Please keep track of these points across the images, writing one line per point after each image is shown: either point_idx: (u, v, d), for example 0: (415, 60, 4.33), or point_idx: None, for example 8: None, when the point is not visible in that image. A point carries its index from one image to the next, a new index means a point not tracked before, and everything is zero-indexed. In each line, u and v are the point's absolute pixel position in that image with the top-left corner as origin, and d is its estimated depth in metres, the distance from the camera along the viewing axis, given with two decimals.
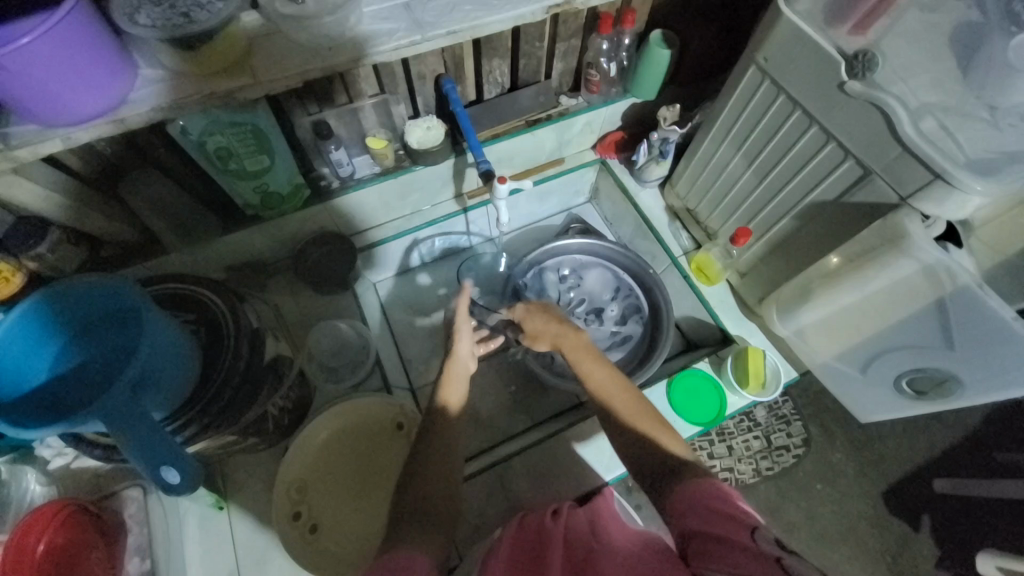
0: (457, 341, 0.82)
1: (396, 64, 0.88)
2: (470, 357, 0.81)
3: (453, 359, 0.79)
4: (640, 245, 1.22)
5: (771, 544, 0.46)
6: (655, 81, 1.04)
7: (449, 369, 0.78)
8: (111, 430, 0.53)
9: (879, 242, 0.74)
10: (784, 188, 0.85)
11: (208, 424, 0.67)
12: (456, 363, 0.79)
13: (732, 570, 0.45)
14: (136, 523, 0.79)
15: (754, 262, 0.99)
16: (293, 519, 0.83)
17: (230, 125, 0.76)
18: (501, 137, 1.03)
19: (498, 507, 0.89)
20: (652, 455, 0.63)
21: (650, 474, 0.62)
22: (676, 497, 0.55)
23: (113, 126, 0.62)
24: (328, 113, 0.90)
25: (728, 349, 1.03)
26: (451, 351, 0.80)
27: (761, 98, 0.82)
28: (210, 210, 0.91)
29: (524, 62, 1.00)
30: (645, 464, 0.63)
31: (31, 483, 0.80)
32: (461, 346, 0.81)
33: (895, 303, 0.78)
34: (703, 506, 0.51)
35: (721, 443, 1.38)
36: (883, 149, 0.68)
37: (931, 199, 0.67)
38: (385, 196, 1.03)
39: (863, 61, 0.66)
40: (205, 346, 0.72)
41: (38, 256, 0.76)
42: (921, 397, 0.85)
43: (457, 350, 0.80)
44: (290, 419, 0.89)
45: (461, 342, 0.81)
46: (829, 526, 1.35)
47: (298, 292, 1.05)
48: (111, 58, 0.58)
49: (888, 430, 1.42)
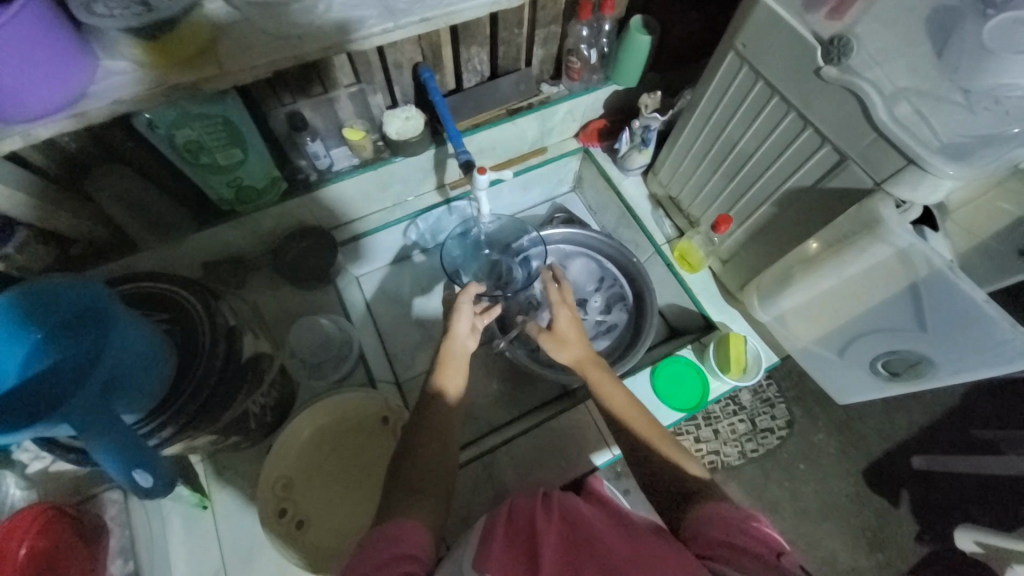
0: (455, 321, 0.80)
1: (372, 52, 0.86)
2: (469, 336, 0.80)
3: (451, 338, 0.79)
4: (624, 234, 1.22)
5: None
6: (637, 67, 1.03)
7: (447, 349, 0.78)
8: (84, 431, 0.52)
9: (856, 228, 0.74)
10: (764, 175, 0.86)
11: (185, 424, 0.67)
12: (454, 343, 0.78)
13: None
14: (118, 525, 0.78)
15: (736, 249, 1.00)
16: (278, 515, 0.83)
17: (199, 118, 0.74)
18: (483, 125, 1.02)
19: (487, 497, 0.90)
20: None
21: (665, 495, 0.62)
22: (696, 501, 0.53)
23: (74, 121, 0.59)
24: (303, 104, 0.88)
25: (711, 335, 1.04)
26: (447, 330, 0.79)
27: (741, 84, 0.82)
28: (183, 206, 0.88)
29: (504, 49, 0.98)
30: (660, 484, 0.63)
31: (10, 487, 0.78)
32: (459, 326, 0.79)
33: (871, 288, 0.78)
34: None
35: (707, 427, 1.41)
36: (859, 134, 0.69)
37: (906, 183, 0.67)
38: (365, 188, 1.01)
39: (838, 46, 0.66)
40: (179, 345, 0.70)
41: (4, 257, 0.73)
42: (896, 377, 0.87)
43: (456, 330, 0.79)
44: (274, 416, 0.88)
45: (461, 319, 0.80)
46: (812, 505, 1.38)
47: (279, 287, 1.03)
48: (70, 49, 0.55)
49: (868, 410, 1.46)
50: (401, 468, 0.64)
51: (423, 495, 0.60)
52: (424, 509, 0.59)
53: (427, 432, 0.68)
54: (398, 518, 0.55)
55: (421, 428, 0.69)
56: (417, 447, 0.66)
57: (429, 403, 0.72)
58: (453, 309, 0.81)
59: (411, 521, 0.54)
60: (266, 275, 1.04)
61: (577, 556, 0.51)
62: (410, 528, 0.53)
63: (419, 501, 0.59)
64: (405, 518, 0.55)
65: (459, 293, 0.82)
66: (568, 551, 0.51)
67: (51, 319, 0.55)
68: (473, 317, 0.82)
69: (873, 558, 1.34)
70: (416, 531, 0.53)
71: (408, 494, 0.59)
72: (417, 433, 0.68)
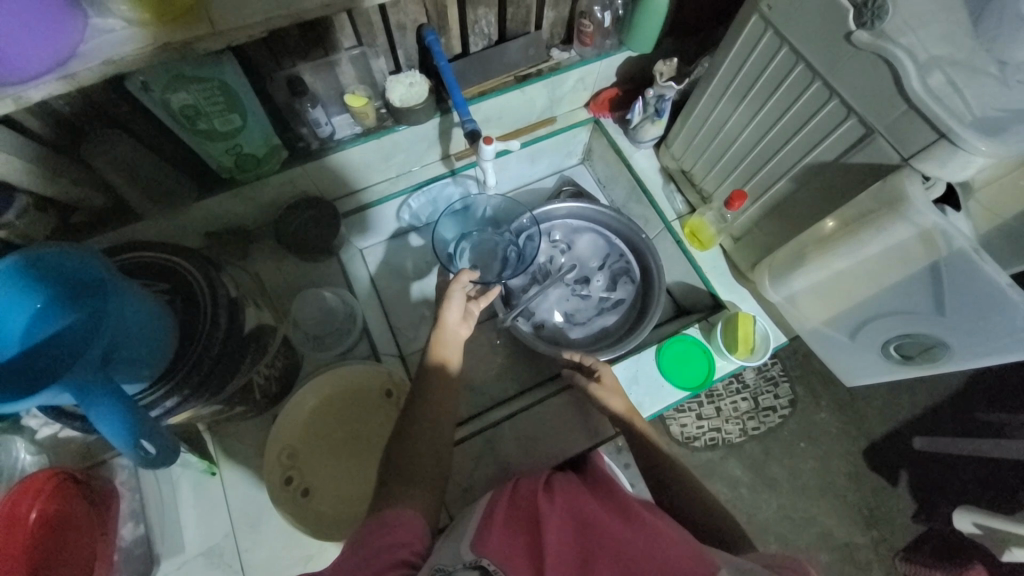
0: (446, 308, 0.79)
1: (374, 12, 0.82)
2: (460, 324, 0.79)
3: (442, 327, 0.78)
4: (633, 209, 1.19)
5: None
6: (653, 32, 0.97)
7: (437, 338, 0.77)
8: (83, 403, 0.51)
9: (877, 206, 0.71)
10: (783, 149, 0.82)
11: (190, 394, 0.67)
12: (446, 331, 0.78)
13: None
14: (128, 489, 0.82)
15: (749, 226, 0.97)
16: (284, 484, 0.85)
17: (196, 82, 0.71)
18: (487, 95, 0.97)
19: (488, 469, 0.91)
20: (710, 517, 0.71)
21: (704, 526, 0.71)
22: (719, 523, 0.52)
23: (65, 84, 0.56)
24: (303, 67, 0.85)
25: (718, 315, 1.02)
26: (439, 319, 0.78)
27: (764, 50, 0.77)
28: (182, 173, 0.86)
29: (512, 11, 0.93)
30: (699, 518, 0.72)
31: (20, 452, 0.78)
32: (449, 315, 0.79)
33: (888, 269, 0.76)
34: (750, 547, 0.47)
35: (709, 405, 1.42)
36: (889, 106, 0.65)
37: (934, 159, 0.64)
38: (367, 158, 0.98)
39: (872, 9, 0.61)
40: (181, 315, 0.70)
41: (5, 224, 0.73)
42: (907, 361, 0.85)
43: (446, 319, 0.79)
44: (278, 387, 0.89)
45: (451, 307, 0.79)
46: (811, 483, 1.40)
47: (281, 259, 1.02)
48: (56, 5, 0.52)
49: (873, 391, 1.45)
50: (403, 444, 0.64)
51: (417, 483, 0.59)
52: (424, 486, 0.59)
53: (427, 410, 0.68)
54: (396, 506, 0.55)
55: (420, 405, 0.68)
56: (416, 427, 0.66)
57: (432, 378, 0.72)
58: (443, 297, 0.81)
59: (407, 511, 0.54)
60: (268, 246, 1.03)
61: (576, 543, 0.50)
62: (405, 517, 0.54)
63: (416, 487, 0.59)
64: (399, 509, 0.55)
65: (449, 281, 0.82)
66: (567, 536, 0.51)
67: (55, 287, 0.54)
68: (465, 303, 0.82)
69: (868, 535, 1.36)
70: (408, 518, 0.54)
71: (403, 479, 0.59)
72: (420, 407, 0.68)
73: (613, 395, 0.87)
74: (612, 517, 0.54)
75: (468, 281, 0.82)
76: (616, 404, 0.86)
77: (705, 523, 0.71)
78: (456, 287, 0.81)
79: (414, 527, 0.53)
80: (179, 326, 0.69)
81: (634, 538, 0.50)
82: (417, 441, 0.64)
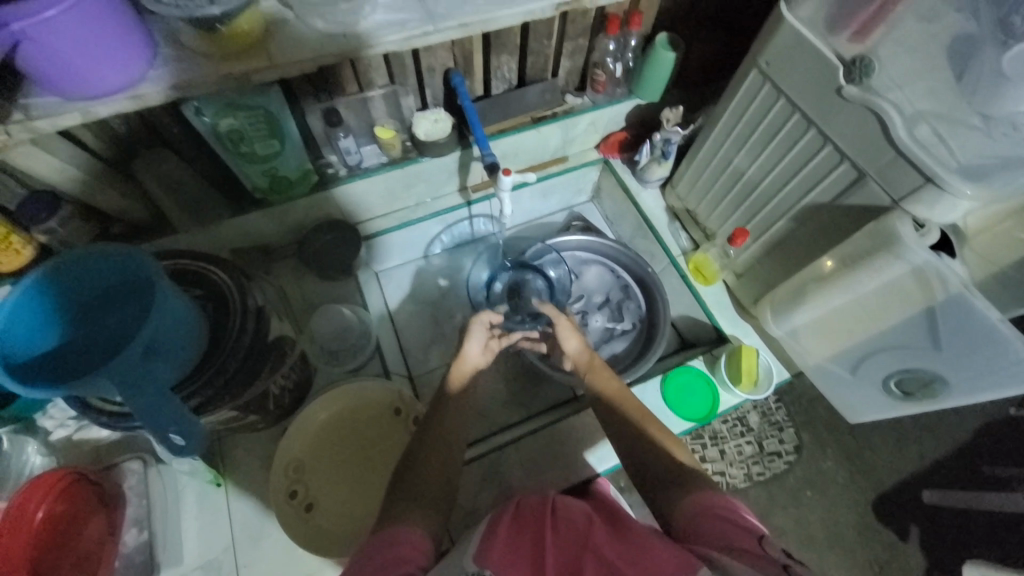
0: (466, 343, 0.82)
1: (407, 56, 0.90)
2: (479, 356, 0.82)
3: (461, 359, 0.80)
4: (640, 245, 1.24)
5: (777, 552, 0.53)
6: (661, 83, 1.06)
7: (459, 371, 0.80)
8: (123, 394, 0.54)
9: (870, 246, 0.75)
10: (782, 190, 0.87)
11: (211, 397, 0.69)
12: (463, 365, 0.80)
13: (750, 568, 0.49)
14: (136, 495, 0.81)
15: (751, 263, 1.01)
16: (288, 498, 0.85)
17: (243, 109, 0.78)
18: (507, 132, 1.05)
19: (490, 494, 0.91)
20: (659, 460, 0.68)
21: (655, 476, 0.67)
22: (681, 509, 0.60)
23: (130, 102, 0.63)
24: (339, 101, 0.92)
25: (722, 348, 1.04)
26: (459, 353, 0.81)
27: (761, 100, 0.85)
28: (220, 192, 0.92)
29: (532, 60, 1.02)
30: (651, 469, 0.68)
31: (31, 455, 0.81)
32: (470, 350, 0.82)
33: (888, 306, 0.79)
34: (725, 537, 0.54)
35: (714, 447, 1.41)
36: (877, 153, 0.70)
37: (922, 202, 0.69)
38: (389, 186, 1.04)
39: (860, 66, 0.69)
40: (211, 321, 0.74)
41: (48, 230, 0.77)
42: (909, 397, 0.87)
43: (466, 353, 0.81)
44: (290, 399, 0.90)
45: (471, 342, 0.82)
46: (818, 533, 1.36)
47: (301, 277, 1.06)
48: (133, 37, 0.59)
49: (879, 439, 1.44)
50: (417, 470, 0.65)
51: (422, 502, 0.61)
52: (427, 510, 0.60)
53: (440, 436, 0.70)
54: (396, 523, 0.57)
55: (433, 428, 0.71)
56: (426, 454, 0.67)
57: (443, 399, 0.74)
58: (462, 334, 0.84)
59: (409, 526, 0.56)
60: (290, 264, 1.06)
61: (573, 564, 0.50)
62: (407, 531, 0.55)
63: (415, 506, 0.60)
64: (404, 522, 0.57)
65: (470, 320, 0.85)
66: (563, 558, 0.51)
67: (91, 285, 0.61)
68: (487, 338, 0.84)
69: None
70: (412, 533, 0.55)
71: (407, 500, 0.61)
72: (435, 430, 0.70)
73: (570, 334, 0.87)
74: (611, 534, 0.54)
75: (489, 319, 0.85)
76: (571, 344, 0.87)
77: (659, 470, 0.67)
78: (476, 326, 0.84)
79: (418, 540, 0.55)
80: (208, 332, 0.72)
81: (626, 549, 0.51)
82: (430, 470, 0.66)
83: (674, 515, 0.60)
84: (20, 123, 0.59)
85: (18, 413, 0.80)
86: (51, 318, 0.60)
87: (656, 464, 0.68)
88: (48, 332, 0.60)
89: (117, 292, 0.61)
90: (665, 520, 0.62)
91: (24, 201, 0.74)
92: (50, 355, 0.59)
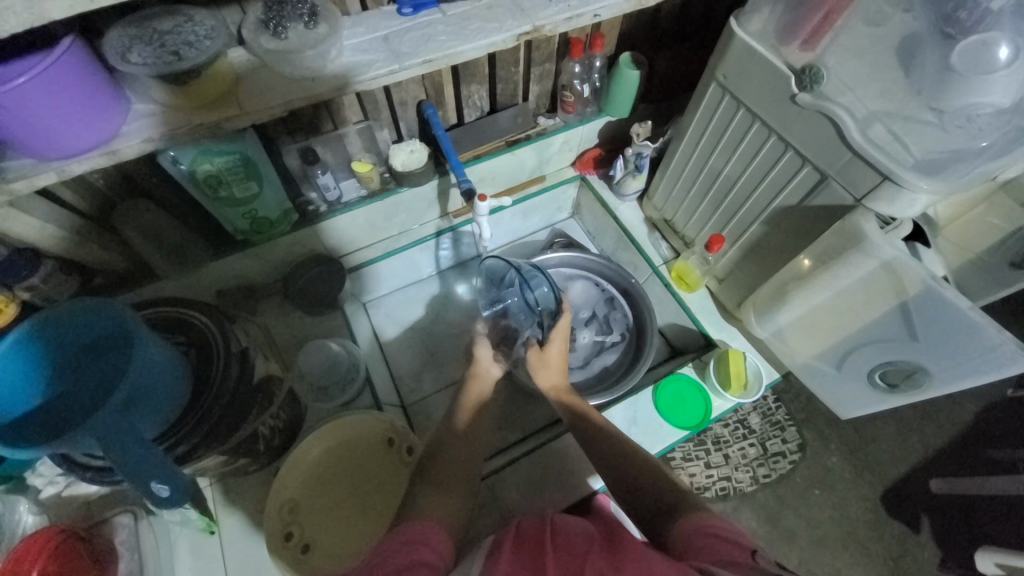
0: (480, 348, 0.93)
1: (379, 92, 0.93)
2: (492, 363, 0.91)
3: (478, 366, 0.90)
4: (622, 257, 1.26)
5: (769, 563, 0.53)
6: (628, 99, 1.09)
7: (474, 373, 0.89)
8: (104, 450, 0.54)
9: (842, 243, 0.77)
10: (752, 195, 0.89)
11: (198, 443, 0.69)
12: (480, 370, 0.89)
13: None
14: (127, 549, 0.79)
15: (730, 267, 1.03)
16: (284, 540, 0.84)
17: (220, 155, 0.79)
18: (482, 157, 1.08)
19: (490, 518, 0.90)
20: (659, 496, 0.67)
21: (652, 513, 0.65)
22: (676, 535, 0.59)
23: (106, 158, 0.64)
24: (315, 139, 0.94)
25: (711, 353, 1.04)
26: (475, 359, 0.91)
27: (723, 111, 0.87)
28: (202, 237, 0.93)
29: (502, 87, 1.05)
30: (647, 506, 0.67)
31: (23, 513, 0.79)
32: (483, 355, 0.92)
33: (865, 300, 0.81)
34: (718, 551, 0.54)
35: (718, 452, 1.40)
36: (836, 155, 0.73)
37: (883, 200, 0.71)
38: (371, 218, 1.06)
39: (810, 75, 0.71)
40: (195, 366, 0.74)
41: (29, 287, 0.77)
42: (893, 389, 0.87)
43: (480, 358, 0.92)
44: (281, 439, 0.89)
45: (484, 349, 0.93)
46: (830, 532, 1.35)
47: (288, 314, 1.06)
48: (105, 95, 0.61)
49: (880, 431, 1.44)
50: (417, 496, 0.64)
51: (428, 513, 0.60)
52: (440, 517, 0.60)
53: (440, 472, 0.69)
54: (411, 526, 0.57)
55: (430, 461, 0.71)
56: (432, 483, 0.66)
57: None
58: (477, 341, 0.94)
59: (426, 527, 0.56)
60: (277, 302, 1.07)
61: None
62: (423, 531, 0.56)
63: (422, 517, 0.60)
64: (419, 526, 0.57)
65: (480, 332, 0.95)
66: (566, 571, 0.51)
67: (71, 339, 0.61)
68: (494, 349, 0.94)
69: None
70: (433, 534, 0.56)
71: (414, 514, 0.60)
72: (433, 470, 0.69)
73: (546, 369, 0.92)
74: (612, 552, 0.53)
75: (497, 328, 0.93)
76: (546, 378, 0.92)
77: (650, 500, 0.67)
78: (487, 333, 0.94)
79: (439, 546, 0.55)
80: (193, 377, 0.72)
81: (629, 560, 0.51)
82: (431, 496, 0.64)
83: (669, 541, 0.60)
84: None
85: (5, 474, 0.79)
86: (34, 376, 0.60)
87: (654, 496, 0.67)
88: (30, 384, 0.60)
89: (101, 343, 0.62)
90: (660, 546, 0.61)
91: None
92: (34, 415, 0.59)
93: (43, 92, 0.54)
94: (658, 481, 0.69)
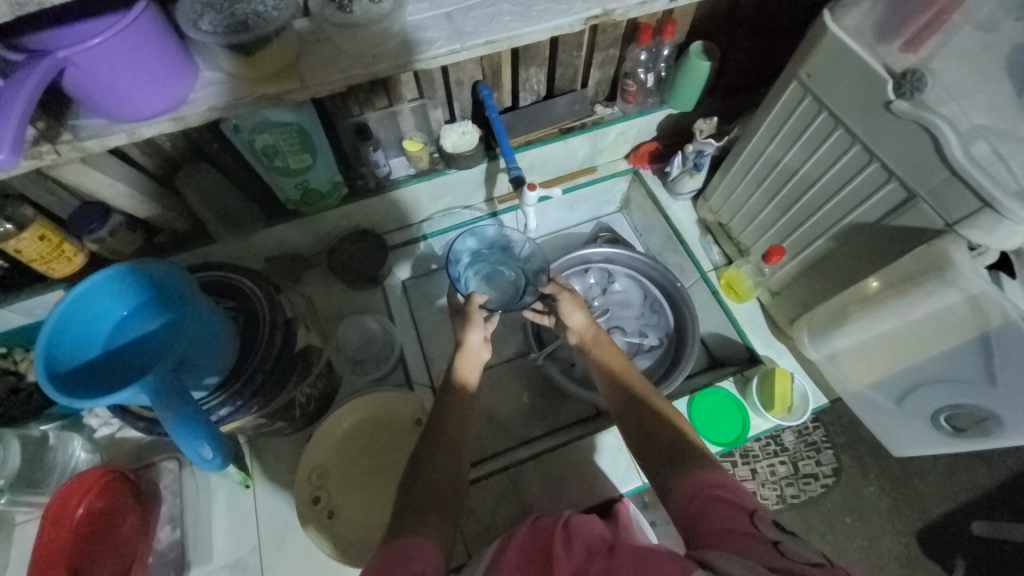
0: (468, 331, 0.84)
1: (436, 71, 0.91)
2: (481, 346, 0.84)
3: (465, 349, 0.83)
4: (669, 257, 1.21)
5: (772, 529, 0.48)
6: (695, 92, 1.03)
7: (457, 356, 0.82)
8: (157, 403, 0.57)
9: (921, 269, 0.71)
10: (823, 207, 0.82)
11: (240, 406, 0.72)
12: (468, 353, 0.82)
13: (736, 552, 0.47)
14: (170, 493, 0.86)
15: (787, 281, 0.96)
16: (311, 502, 0.88)
17: (278, 125, 0.80)
18: (534, 143, 1.04)
19: (509, 509, 0.90)
20: (673, 446, 0.66)
21: (661, 461, 0.65)
22: (682, 484, 0.59)
23: (173, 123, 0.66)
24: (369, 115, 0.93)
25: (755, 369, 0.99)
26: (462, 342, 0.83)
27: (802, 115, 0.80)
28: (256, 204, 0.96)
29: (562, 71, 1.00)
30: (655, 448, 0.67)
31: (76, 449, 0.89)
32: (472, 337, 0.83)
33: (939, 331, 0.74)
34: (721, 528, 0.51)
35: (745, 466, 1.29)
36: (930, 172, 0.65)
37: (979, 227, 0.63)
38: (417, 198, 1.06)
39: (911, 80, 0.64)
40: (243, 333, 0.77)
41: (98, 240, 0.81)
42: (959, 433, 0.81)
43: (468, 341, 0.83)
44: (316, 407, 0.92)
45: (473, 331, 0.84)
46: (856, 563, 1.28)
47: (330, 285, 1.08)
48: (175, 61, 0.62)
49: (926, 466, 1.35)
50: (435, 479, 0.65)
51: (438, 516, 0.60)
52: (440, 524, 0.60)
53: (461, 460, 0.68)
54: (411, 537, 0.55)
55: (433, 441, 0.70)
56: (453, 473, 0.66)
57: (461, 395, 0.77)
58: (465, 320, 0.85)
59: (420, 540, 0.55)
60: (320, 272, 1.09)
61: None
62: (420, 545, 0.54)
63: (426, 520, 0.59)
64: (416, 536, 0.55)
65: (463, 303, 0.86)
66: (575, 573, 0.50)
67: (142, 292, 0.65)
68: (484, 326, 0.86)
69: None
70: (428, 548, 0.54)
71: (414, 511, 0.60)
72: (446, 453, 0.68)
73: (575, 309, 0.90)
74: (618, 548, 0.52)
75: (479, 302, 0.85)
76: (576, 317, 0.89)
77: (662, 448, 0.66)
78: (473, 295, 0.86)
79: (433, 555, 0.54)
80: (240, 342, 0.75)
81: (632, 551, 0.49)
82: (449, 482, 0.65)
83: (674, 492, 0.59)
84: (69, 143, 0.63)
85: (63, 412, 0.87)
86: (101, 326, 0.65)
87: (667, 439, 0.67)
88: (92, 335, 0.64)
89: (166, 300, 0.65)
90: (665, 497, 0.61)
91: (74, 213, 0.79)
92: (97, 363, 0.64)
93: (116, 55, 0.55)
94: (671, 434, 0.67)
